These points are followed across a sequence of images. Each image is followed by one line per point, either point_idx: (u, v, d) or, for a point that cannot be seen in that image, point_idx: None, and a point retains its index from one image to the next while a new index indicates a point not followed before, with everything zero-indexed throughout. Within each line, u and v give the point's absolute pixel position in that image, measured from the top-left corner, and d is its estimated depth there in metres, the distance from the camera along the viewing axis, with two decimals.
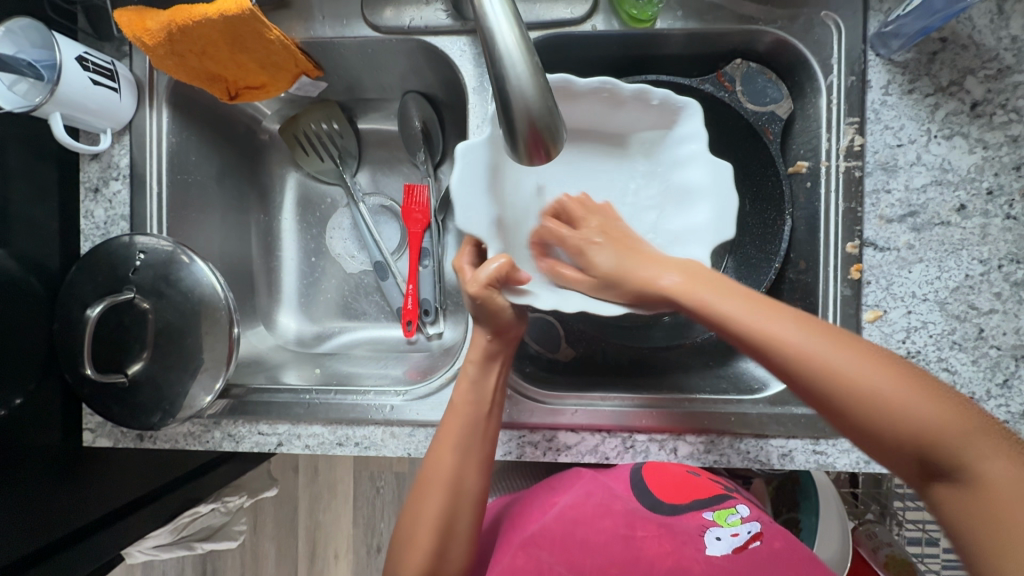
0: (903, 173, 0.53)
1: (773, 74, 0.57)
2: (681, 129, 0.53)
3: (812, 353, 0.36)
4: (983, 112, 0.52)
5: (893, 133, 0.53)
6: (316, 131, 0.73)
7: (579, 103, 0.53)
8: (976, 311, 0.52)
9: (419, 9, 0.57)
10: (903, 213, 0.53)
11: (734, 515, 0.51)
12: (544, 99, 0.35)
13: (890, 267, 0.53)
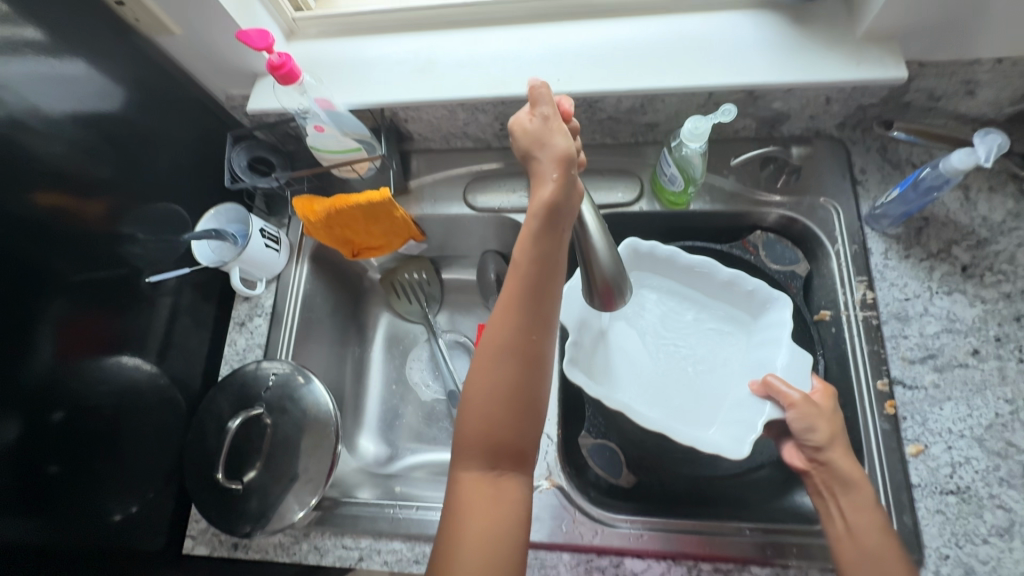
0: (916, 322, 0.62)
1: (787, 243, 0.70)
2: (772, 315, 0.64)
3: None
4: (974, 273, 0.62)
5: (899, 289, 0.63)
6: (409, 280, 0.89)
7: (687, 276, 0.69)
8: (1016, 448, 0.56)
9: (508, 196, 0.76)
10: (922, 355, 0.61)
11: None
12: (617, 267, 0.49)
13: (921, 403, 0.59)
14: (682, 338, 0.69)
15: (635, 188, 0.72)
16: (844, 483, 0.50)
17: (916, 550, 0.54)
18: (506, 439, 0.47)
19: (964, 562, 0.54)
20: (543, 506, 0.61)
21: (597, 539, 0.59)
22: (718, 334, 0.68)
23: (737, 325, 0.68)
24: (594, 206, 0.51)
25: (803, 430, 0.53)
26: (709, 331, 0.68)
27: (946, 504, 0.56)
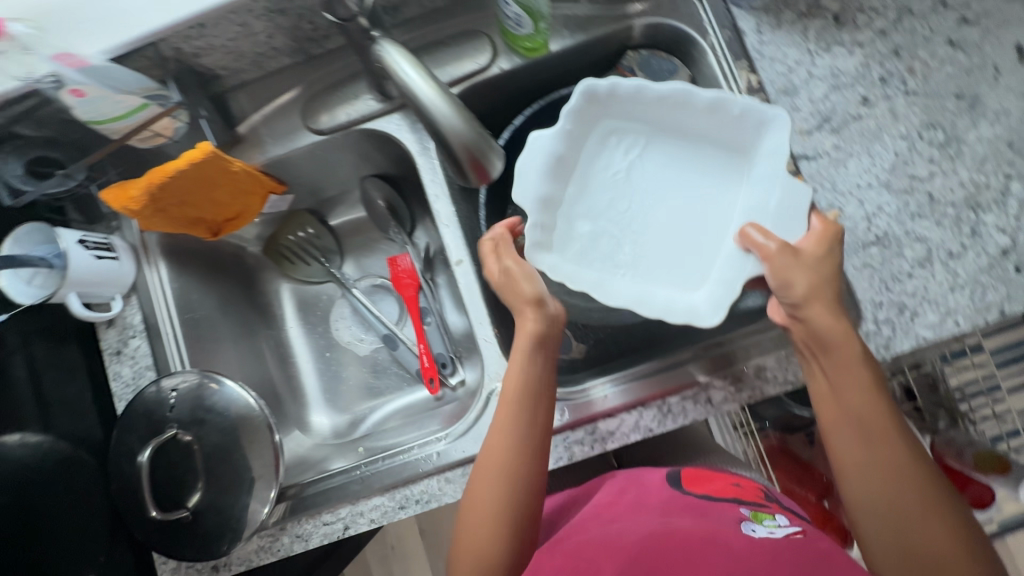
0: (804, 90, 0.59)
1: (662, 55, 0.63)
2: (769, 142, 0.54)
3: (895, 485, 0.43)
4: (846, 20, 0.59)
5: (780, 62, 0.60)
6: (296, 240, 0.80)
7: (662, 112, 0.58)
8: (920, 180, 0.57)
9: (352, 103, 0.65)
10: (818, 122, 0.58)
11: (771, 518, 0.50)
12: (475, 132, 0.44)
13: (827, 170, 0.58)
14: (671, 187, 0.60)
15: (486, 48, 0.63)
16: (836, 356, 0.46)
17: (855, 309, 0.56)
18: (494, 474, 0.49)
19: (897, 302, 0.56)
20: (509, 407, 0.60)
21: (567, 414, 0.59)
22: (712, 177, 0.59)
23: (728, 163, 0.59)
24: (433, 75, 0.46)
25: (779, 287, 0.48)
26: (697, 177, 0.60)
27: (870, 257, 0.57)
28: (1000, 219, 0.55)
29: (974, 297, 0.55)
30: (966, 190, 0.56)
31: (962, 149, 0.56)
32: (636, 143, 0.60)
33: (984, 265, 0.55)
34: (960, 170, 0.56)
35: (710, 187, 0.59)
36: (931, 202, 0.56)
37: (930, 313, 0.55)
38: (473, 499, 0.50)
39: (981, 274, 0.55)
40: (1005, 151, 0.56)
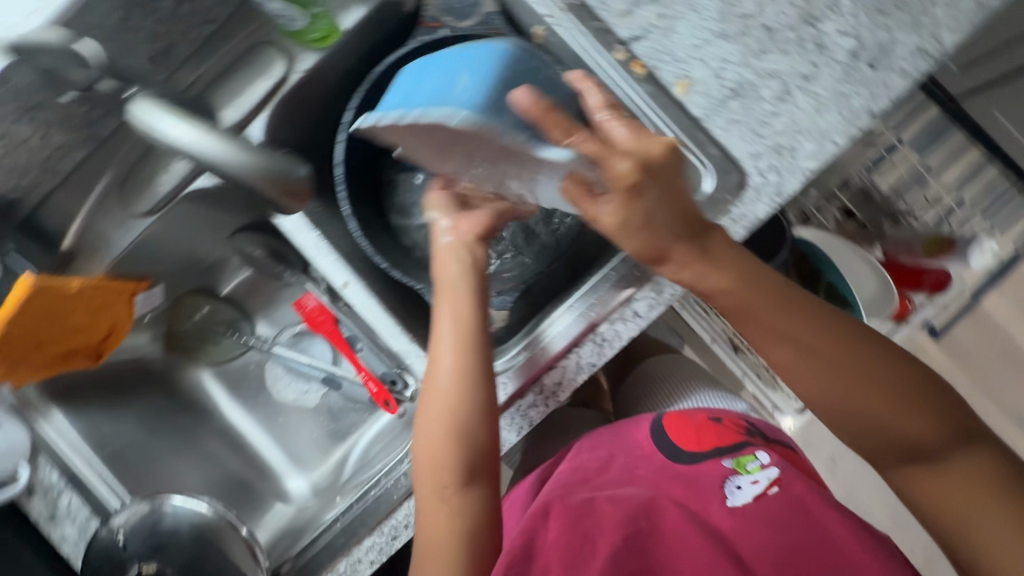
0: None
1: None
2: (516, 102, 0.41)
3: (842, 385, 0.44)
4: None
5: None
6: (194, 325, 0.76)
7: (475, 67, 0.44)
8: (751, 17, 0.54)
9: (166, 169, 0.58)
10: None
11: (753, 462, 0.55)
12: (263, 160, 0.41)
13: (661, 43, 0.55)
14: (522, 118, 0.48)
15: (277, 59, 0.57)
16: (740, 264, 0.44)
17: (736, 168, 0.55)
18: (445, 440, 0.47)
19: (773, 145, 0.55)
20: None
21: (517, 373, 0.56)
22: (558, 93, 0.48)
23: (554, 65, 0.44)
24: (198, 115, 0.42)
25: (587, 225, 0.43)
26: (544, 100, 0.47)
27: (733, 111, 0.55)
28: (839, 22, 0.53)
29: (842, 110, 0.54)
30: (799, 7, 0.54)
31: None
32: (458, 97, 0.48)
33: (840, 74, 0.54)
34: None
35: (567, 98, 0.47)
36: (770, 33, 0.54)
37: (807, 142, 0.54)
38: (436, 458, 0.47)
39: (840, 84, 0.54)
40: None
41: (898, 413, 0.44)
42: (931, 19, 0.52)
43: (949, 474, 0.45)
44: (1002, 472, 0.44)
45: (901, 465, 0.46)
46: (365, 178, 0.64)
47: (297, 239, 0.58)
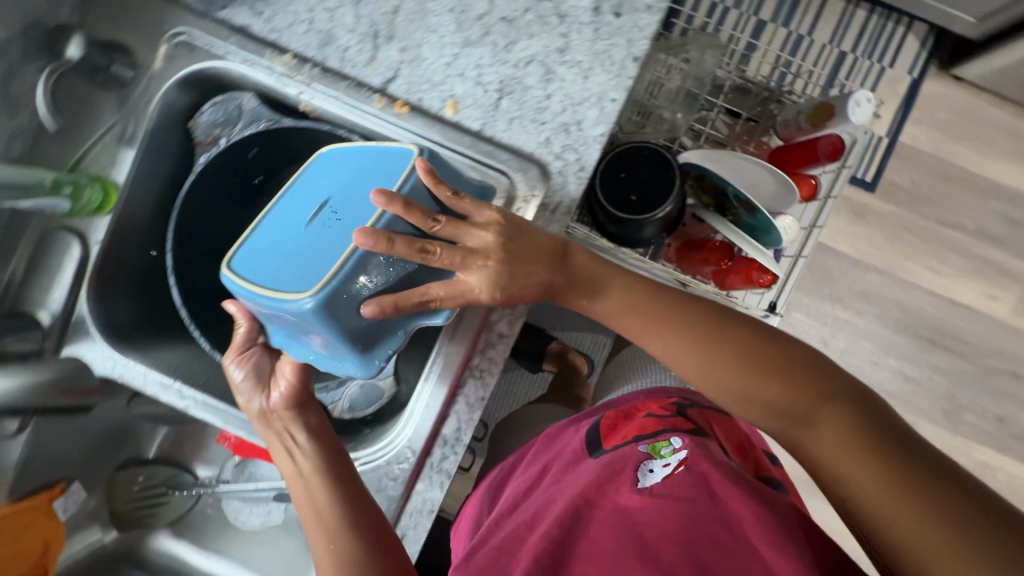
0: (336, 28, 0.54)
1: (219, 95, 0.60)
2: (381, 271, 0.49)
3: (737, 383, 0.62)
4: None
5: (297, 21, 0.55)
6: (135, 496, 0.76)
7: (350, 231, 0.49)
8: (486, 15, 0.54)
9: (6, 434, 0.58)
10: (371, 42, 0.54)
11: (664, 446, 0.72)
12: (45, 378, 0.54)
13: (414, 74, 0.54)
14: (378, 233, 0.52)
15: (69, 244, 0.58)
16: (641, 300, 0.64)
17: (533, 161, 0.54)
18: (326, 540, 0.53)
19: (558, 125, 0.54)
20: (380, 462, 0.57)
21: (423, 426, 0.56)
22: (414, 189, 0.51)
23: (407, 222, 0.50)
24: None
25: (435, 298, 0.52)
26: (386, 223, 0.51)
27: (508, 109, 0.54)
28: None
29: (607, 66, 0.53)
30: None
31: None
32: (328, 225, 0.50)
33: (592, 34, 0.53)
34: None
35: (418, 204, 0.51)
36: (511, 22, 0.54)
37: (588, 110, 0.53)
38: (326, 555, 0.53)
39: (595, 43, 0.53)
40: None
41: (781, 395, 0.60)
42: None
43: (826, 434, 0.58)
44: (863, 424, 0.57)
45: (786, 426, 0.61)
46: (214, 304, 0.64)
47: (163, 396, 0.58)
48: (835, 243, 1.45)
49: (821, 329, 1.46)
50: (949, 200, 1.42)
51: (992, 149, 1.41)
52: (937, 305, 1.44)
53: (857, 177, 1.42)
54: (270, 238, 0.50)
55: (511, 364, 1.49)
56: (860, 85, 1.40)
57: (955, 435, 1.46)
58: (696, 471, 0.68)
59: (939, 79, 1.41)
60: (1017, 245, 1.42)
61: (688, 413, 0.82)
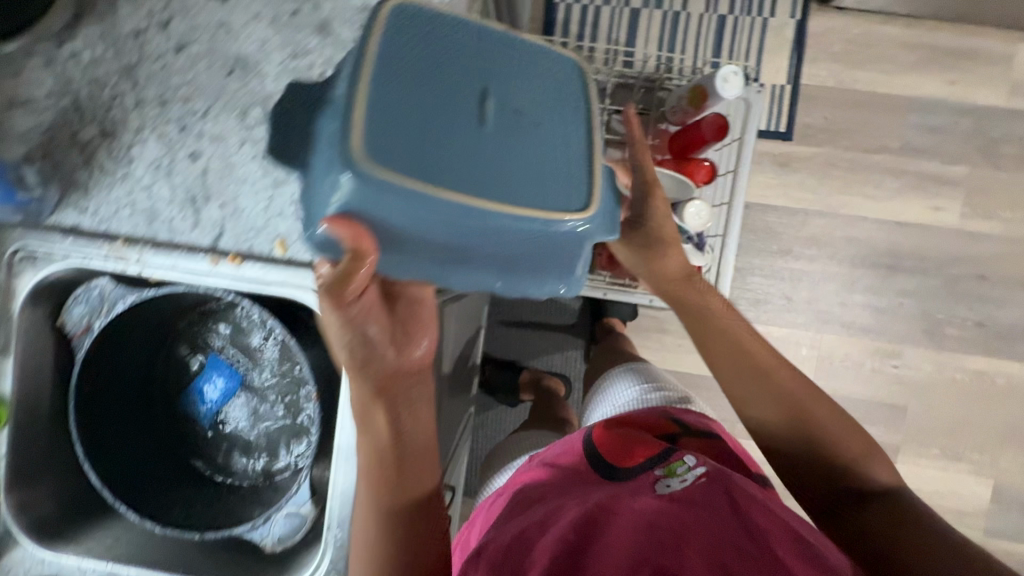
0: (158, 204, 0.57)
1: (78, 292, 0.69)
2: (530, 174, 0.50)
3: (769, 407, 0.75)
4: (112, 128, 0.57)
5: (121, 208, 0.57)
6: None
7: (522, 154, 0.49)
8: (288, 152, 0.56)
9: None
10: (192, 207, 0.57)
11: (679, 466, 0.70)
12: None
13: (240, 225, 0.57)
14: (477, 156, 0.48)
15: None
16: (701, 325, 0.81)
17: None
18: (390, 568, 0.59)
19: None
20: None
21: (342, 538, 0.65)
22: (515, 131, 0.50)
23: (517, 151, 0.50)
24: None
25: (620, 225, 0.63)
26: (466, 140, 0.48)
27: None
28: None
29: None
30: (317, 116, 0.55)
31: (277, 97, 0.56)
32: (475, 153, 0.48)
33: None
34: (295, 114, 0.55)
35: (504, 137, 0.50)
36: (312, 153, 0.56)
37: None
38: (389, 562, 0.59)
39: None
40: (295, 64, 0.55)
41: (799, 427, 0.73)
42: None
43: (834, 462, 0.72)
44: (898, 530, 0.63)
45: (829, 496, 0.71)
46: (129, 469, 0.74)
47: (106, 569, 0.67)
48: (769, 199, 1.44)
49: (779, 286, 1.45)
50: (868, 125, 1.41)
51: (895, 64, 1.40)
52: (886, 231, 1.42)
53: (770, 130, 1.42)
54: (397, 140, 0.44)
55: (491, 403, 1.51)
56: (747, 43, 1.40)
57: (941, 351, 1.44)
58: (721, 484, 0.65)
59: (823, 13, 1.40)
60: (948, 150, 1.40)
61: (687, 440, 0.79)
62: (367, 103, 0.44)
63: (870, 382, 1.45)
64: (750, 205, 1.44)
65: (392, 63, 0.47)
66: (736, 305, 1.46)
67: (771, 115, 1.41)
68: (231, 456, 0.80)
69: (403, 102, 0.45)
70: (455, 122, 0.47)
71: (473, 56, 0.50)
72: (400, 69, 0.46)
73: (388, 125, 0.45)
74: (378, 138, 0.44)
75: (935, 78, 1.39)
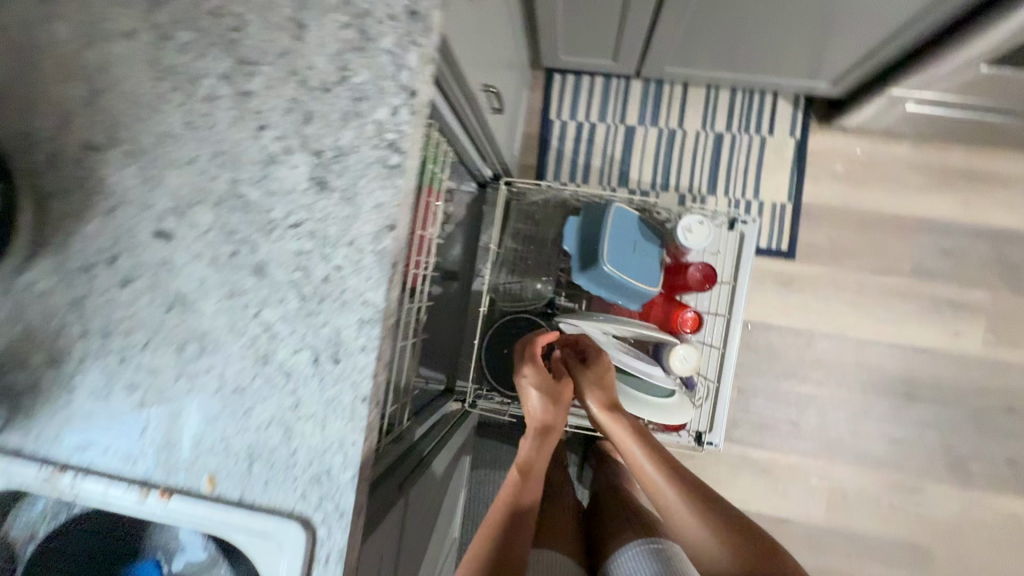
0: (104, 399, 0.58)
1: (22, 503, 0.63)
2: (641, 284, 1.02)
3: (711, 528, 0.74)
4: (63, 324, 0.58)
5: (61, 397, 0.58)
6: None
7: (635, 270, 1.02)
8: (209, 370, 0.56)
9: None
10: (128, 392, 0.57)
11: None
12: None
13: (163, 426, 0.57)
14: (631, 267, 1.02)
15: None
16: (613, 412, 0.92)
17: (296, 517, 0.55)
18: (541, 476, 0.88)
19: (300, 466, 0.55)
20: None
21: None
22: (648, 263, 1.04)
23: (649, 279, 1.03)
24: None
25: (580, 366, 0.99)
26: (634, 261, 1.02)
27: (261, 473, 0.55)
28: (295, 346, 0.54)
29: (340, 413, 0.54)
30: (277, 355, 0.55)
31: (99, 393, 0.58)
32: (621, 253, 1.01)
33: (318, 385, 0.54)
34: (233, 331, 0.56)
35: (642, 268, 1.03)
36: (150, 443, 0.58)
37: (334, 457, 0.54)
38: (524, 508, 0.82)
39: (322, 393, 0.54)
40: (149, 331, 0.57)
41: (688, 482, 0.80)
42: (350, 298, 0.54)
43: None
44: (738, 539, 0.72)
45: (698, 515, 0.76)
46: None
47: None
48: (773, 318, 1.37)
49: (783, 410, 1.37)
50: (877, 245, 1.34)
51: (902, 184, 1.34)
52: (900, 356, 1.34)
53: (771, 249, 1.36)
54: (617, 257, 1.00)
55: (477, 509, 1.42)
56: (745, 162, 1.37)
57: (968, 489, 1.32)
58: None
59: (824, 131, 1.37)
60: (965, 275, 1.32)
61: None
62: (607, 248, 1.00)
63: (888, 520, 1.33)
64: (750, 323, 1.38)
65: (619, 227, 1.02)
66: (737, 428, 1.38)
67: (770, 233, 1.36)
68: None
69: (596, 237, 1.02)
70: (629, 256, 1.02)
71: (640, 227, 1.05)
72: (617, 243, 1.01)
73: (615, 249, 1.01)
74: (612, 247, 1.00)
75: (946, 200, 1.34)
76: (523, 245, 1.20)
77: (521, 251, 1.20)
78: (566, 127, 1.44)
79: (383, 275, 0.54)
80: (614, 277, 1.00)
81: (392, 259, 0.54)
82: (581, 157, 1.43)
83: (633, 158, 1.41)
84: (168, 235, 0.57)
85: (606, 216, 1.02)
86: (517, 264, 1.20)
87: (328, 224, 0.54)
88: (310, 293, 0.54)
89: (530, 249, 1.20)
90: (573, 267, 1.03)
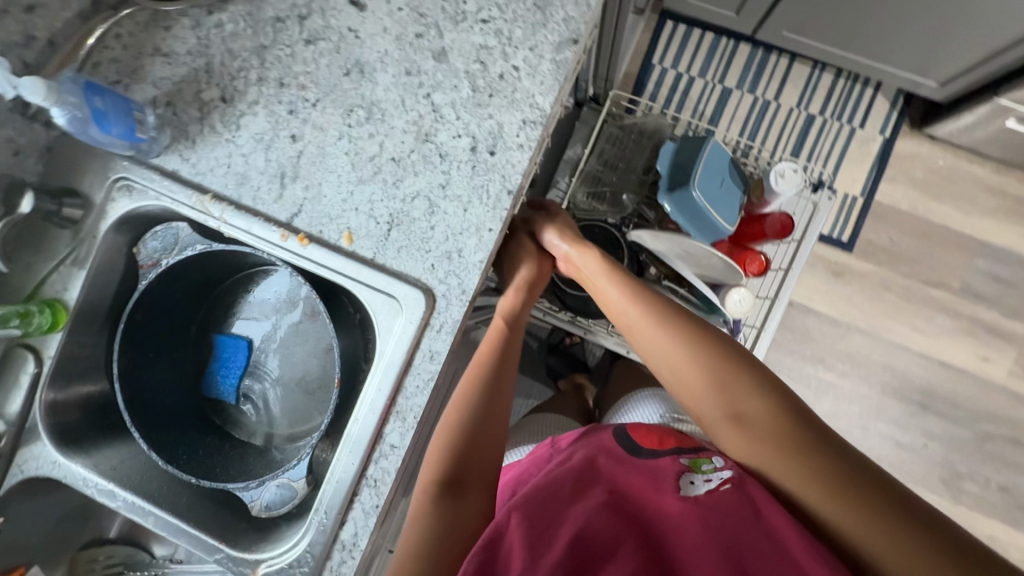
0: (265, 139, 0.62)
1: (155, 226, 0.68)
2: (722, 219, 1.06)
3: (685, 349, 0.71)
4: (242, 62, 0.62)
5: (224, 132, 0.62)
6: (109, 556, 0.81)
7: (720, 203, 1.06)
8: (370, 136, 0.60)
9: (20, 455, 0.64)
10: (288, 139, 0.61)
11: None
12: (28, 415, 0.63)
13: (313, 177, 0.61)
14: (717, 200, 1.05)
15: (33, 350, 0.64)
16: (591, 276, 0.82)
17: (420, 285, 0.59)
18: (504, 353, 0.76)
19: (434, 243, 0.59)
20: (283, 567, 0.60)
21: (326, 526, 0.59)
22: (733, 202, 1.07)
23: (730, 217, 1.07)
24: (25, 393, 0.63)
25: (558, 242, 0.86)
26: (720, 195, 1.06)
27: (397, 240, 0.60)
28: (458, 130, 0.59)
29: (484, 200, 0.59)
30: (439, 136, 0.59)
31: (262, 137, 0.62)
32: (710, 183, 1.05)
33: (470, 170, 0.59)
34: (401, 104, 0.60)
35: (726, 203, 1.07)
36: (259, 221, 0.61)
37: (468, 239, 0.59)
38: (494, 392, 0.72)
39: (473, 178, 0.59)
40: (323, 90, 0.61)
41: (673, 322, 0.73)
42: (521, 97, 0.58)
43: (752, 418, 0.64)
44: (731, 375, 0.68)
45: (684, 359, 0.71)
46: (166, 395, 0.74)
47: (141, 522, 0.63)
48: (815, 303, 1.40)
49: (803, 391, 1.40)
50: (933, 257, 1.38)
51: (971, 205, 1.38)
52: (927, 366, 1.38)
53: (832, 237, 1.39)
54: (707, 186, 1.04)
55: None
56: (829, 148, 1.40)
57: (958, 506, 1.36)
58: (744, 493, 0.57)
59: (913, 136, 1.40)
60: (1006, 304, 1.37)
61: None
62: (700, 174, 1.04)
63: None
64: (793, 302, 1.41)
65: (714, 159, 1.06)
66: None
67: (836, 221, 1.39)
68: (261, 361, 0.79)
69: (691, 163, 1.06)
70: (717, 189, 1.06)
71: (732, 166, 1.09)
72: (709, 173, 1.05)
73: (706, 178, 1.04)
74: (704, 175, 1.04)
75: (1008, 230, 1.37)
76: (607, 162, 1.21)
77: (602, 168, 1.21)
78: (665, 73, 1.44)
79: (555, 84, 0.58)
80: (699, 204, 1.04)
81: (566, 72, 0.58)
82: (672, 106, 1.44)
83: (722, 118, 1.43)
84: (362, 5, 0.61)
85: (705, 145, 1.06)
86: (596, 177, 1.21)
87: (514, 26, 0.59)
88: (483, 86, 0.59)
89: (613, 168, 1.21)
90: (662, 186, 1.07)
